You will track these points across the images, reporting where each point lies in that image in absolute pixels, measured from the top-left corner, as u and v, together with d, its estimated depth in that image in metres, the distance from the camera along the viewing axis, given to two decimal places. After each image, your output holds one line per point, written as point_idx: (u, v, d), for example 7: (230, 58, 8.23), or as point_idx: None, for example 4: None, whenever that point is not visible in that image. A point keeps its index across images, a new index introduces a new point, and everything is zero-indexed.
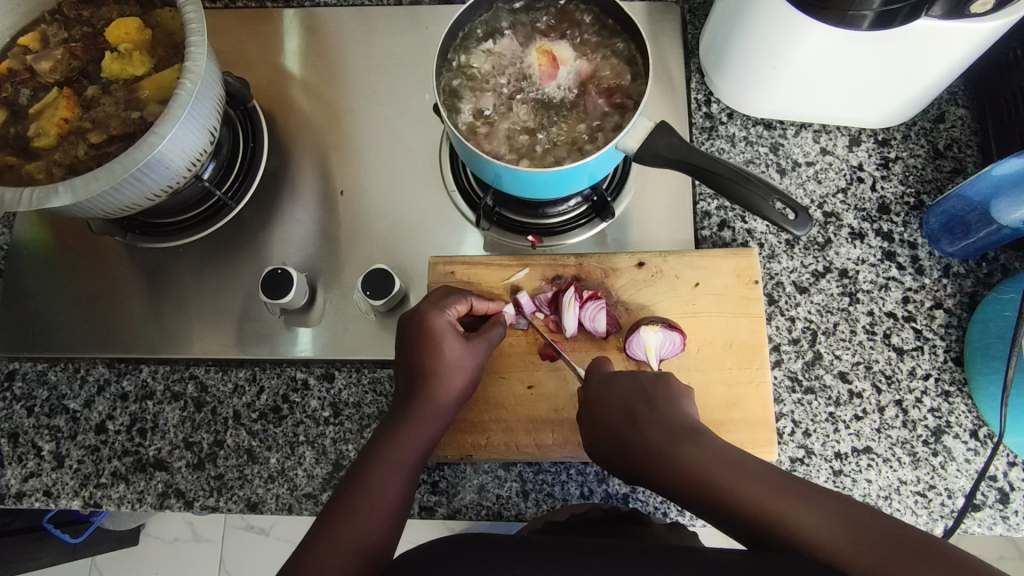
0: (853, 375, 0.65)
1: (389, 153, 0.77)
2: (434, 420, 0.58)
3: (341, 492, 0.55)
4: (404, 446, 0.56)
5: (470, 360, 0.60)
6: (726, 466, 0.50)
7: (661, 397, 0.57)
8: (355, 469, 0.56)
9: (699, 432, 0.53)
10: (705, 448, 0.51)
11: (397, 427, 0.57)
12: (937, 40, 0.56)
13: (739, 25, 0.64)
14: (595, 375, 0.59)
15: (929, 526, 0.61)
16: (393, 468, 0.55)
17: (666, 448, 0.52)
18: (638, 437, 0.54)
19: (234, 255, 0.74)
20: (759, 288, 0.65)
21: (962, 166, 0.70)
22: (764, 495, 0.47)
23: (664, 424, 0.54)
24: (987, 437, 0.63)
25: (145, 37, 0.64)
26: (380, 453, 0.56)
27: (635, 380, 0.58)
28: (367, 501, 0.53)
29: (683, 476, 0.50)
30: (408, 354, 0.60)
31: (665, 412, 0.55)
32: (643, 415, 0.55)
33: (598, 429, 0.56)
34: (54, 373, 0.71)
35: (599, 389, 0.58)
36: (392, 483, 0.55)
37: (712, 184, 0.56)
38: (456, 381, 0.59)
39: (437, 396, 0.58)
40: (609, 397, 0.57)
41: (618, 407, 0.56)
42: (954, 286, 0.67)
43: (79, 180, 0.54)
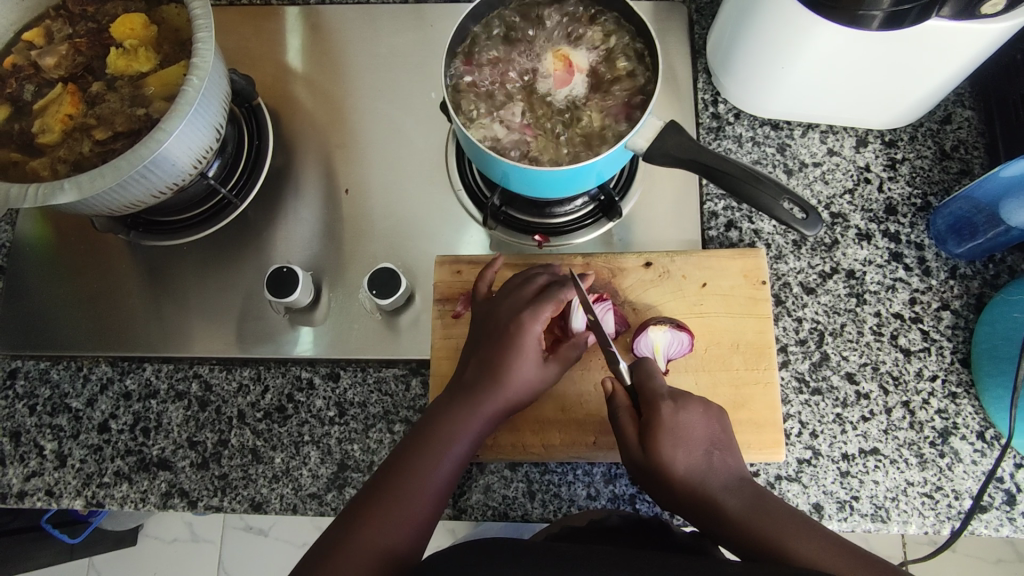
0: (860, 376, 0.65)
1: (395, 152, 0.76)
2: (492, 420, 0.58)
3: (387, 472, 0.55)
4: (455, 440, 0.56)
5: (542, 369, 0.59)
6: (792, 524, 0.50)
7: (727, 443, 0.57)
8: (404, 451, 0.56)
9: (760, 490, 0.54)
10: (768, 505, 0.52)
11: (452, 416, 0.57)
12: (946, 41, 0.56)
13: (747, 25, 0.64)
14: (666, 399, 0.56)
15: (936, 527, 0.61)
16: (440, 460, 0.55)
17: (732, 497, 0.53)
18: (709, 482, 0.54)
19: (239, 253, 0.73)
20: (767, 289, 0.65)
21: (968, 167, 0.70)
22: (828, 555, 0.48)
23: (728, 473, 0.55)
24: (995, 438, 0.63)
25: (151, 34, 0.64)
26: (431, 442, 0.56)
27: (705, 419, 0.57)
28: (411, 490, 0.54)
29: (745, 528, 0.51)
30: (487, 347, 0.59)
31: (732, 464, 0.56)
32: (715, 461, 0.55)
33: (668, 460, 0.54)
34: (57, 372, 0.70)
35: (675, 419, 0.55)
36: (437, 475, 0.55)
37: (721, 184, 0.56)
38: (525, 389, 0.58)
39: (504, 398, 0.57)
40: (686, 434, 0.55)
41: (696, 446, 0.55)
42: (961, 288, 0.67)
43: (85, 177, 0.54)
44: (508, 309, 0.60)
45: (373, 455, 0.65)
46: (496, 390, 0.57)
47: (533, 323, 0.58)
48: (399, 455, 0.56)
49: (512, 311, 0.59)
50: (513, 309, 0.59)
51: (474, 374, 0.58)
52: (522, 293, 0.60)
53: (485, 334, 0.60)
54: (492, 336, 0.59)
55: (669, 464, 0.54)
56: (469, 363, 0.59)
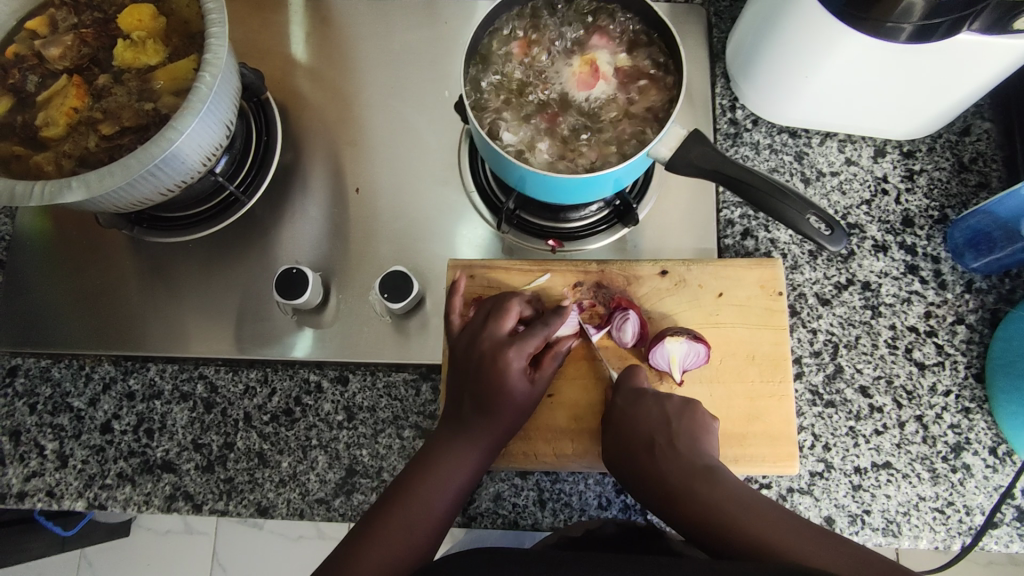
0: (873, 390, 0.65)
1: (406, 151, 0.75)
2: (486, 455, 0.58)
3: (380, 515, 0.56)
4: (450, 478, 0.57)
5: (531, 400, 0.59)
6: (742, 508, 0.52)
7: (685, 425, 0.57)
8: (397, 492, 0.57)
9: (714, 473, 0.54)
10: (723, 486, 0.53)
11: (444, 454, 0.58)
12: (975, 54, 0.55)
13: (771, 33, 0.63)
14: (621, 393, 0.60)
15: (947, 543, 0.61)
16: (436, 501, 0.56)
17: (681, 487, 0.54)
18: (659, 471, 0.56)
19: (245, 252, 0.72)
20: (784, 300, 0.64)
21: (986, 180, 0.69)
22: (784, 536, 0.50)
23: (683, 458, 0.56)
24: (1007, 454, 0.63)
25: (159, 25, 0.62)
26: (424, 483, 0.57)
27: (660, 408, 0.58)
28: (412, 524, 0.55)
29: (701, 513, 0.52)
30: (471, 384, 0.58)
31: (688, 445, 0.56)
32: (662, 448, 0.56)
33: (619, 450, 0.58)
34: (58, 370, 0.68)
35: (621, 411, 0.59)
36: (433, 515, 0.56)
37: (745, 196, 0.55)
38: (517, 421, 0.59)
39: (496, 434, 0.58)
40: (636, 421, 0.58)
41: (644, 432, 0.57)
42: (976, 302, 0.66)
43: (93, 175, 0.52)
44: (489, 344, 0.59)
45: (382, 461, 0.65)
46: (486, 427, 0.58)
47: (515, 358, 0.58)
48: (392, 496, 0.57)
49: (493, 345, 0.59)
50: (494, 344, 0.59)
51: (463, 411, 0.58)
52: (502, 325, 0.59)
53: (466, 369, 0.59)
54: (471, 369, 0.59)
55: (622, 456, 0.58)
56: (455, 400, 0.59)
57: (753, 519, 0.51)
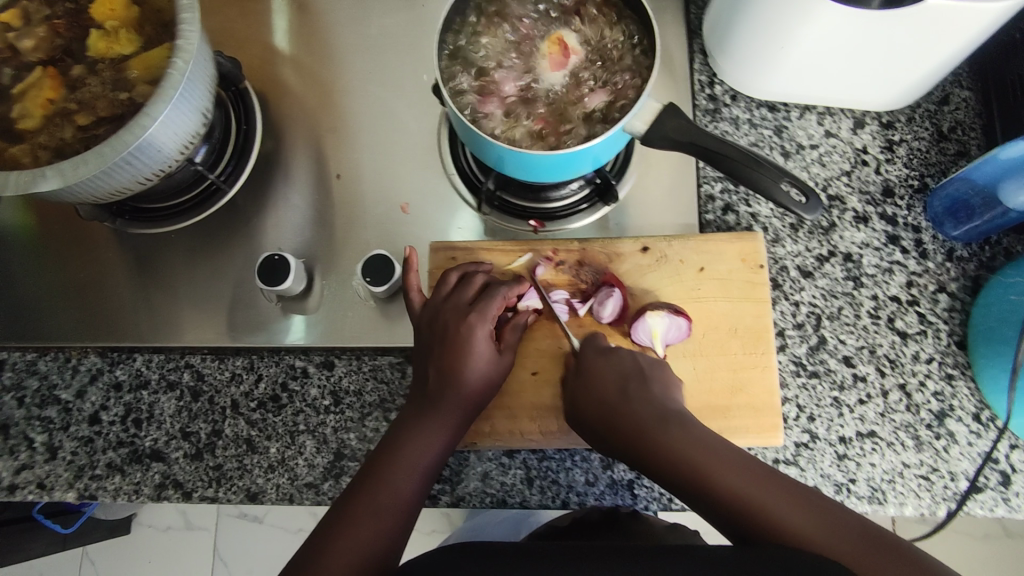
0: (857, 359, 0.65)
1: (387, 136, 0.75)
2: (457, 426, 0.58)
3: (354, 490, 0.55)
4: (421, 450, 0.56)
5: (496, 369, 0.60)
6: (708, 449, 0.52)
7: (654, 377, 0.59)
8: (369, 469, 0.56)
9: (685, 418, 0.55)
10: (691, 432, 0.53)
11: (414, 429, 0.57)
12: (947, 20, 0.55)
13: (744, 7, 0.62)
14: (592, 348, 0.61)
15: (932, 508, 0.62)
16: (409, 473, 0.55)
17: (653, 428, 0.54)
18: (628, 414, 0.56)
19: (229, 241, 0.72)
20: (765, 272, 0.65)
21: (966, 149, 0.69)
22: (749, 478, 0.49)
23: (649, 402, 0.56)
24: (990, 420, 0.63)
25: (132, 14, 0.62)
26: (396, 456, 0.56)
27: (632, 359, 0.60)
28: (382, 507, 0.53)
29: (663, 451, 0.52)
30: (436, 358, 0.59)
31: (655, 394, 0.57)
32: (634, 394, 0.57)
33: (586, 395, 0.59)
34: (44, 363, 0.69)
35: (591, 363, 0.60)
36: (407, 487, 0.55)
37: (721, 167, 0.55)
38: (484, 392, 0.59)
39: (464, 404, 0.58)
40: (604, 370, 0.59)
41: (612, 379, 0.58)
42: (958, 270, 0.67)
43: (67, 164, 0.52)
44: (447, 319, 0.60)
45: (369, 444, 0.65)
46: (454, 398, 0.58)
47: (480, 326, 0.59)
48: (366, 472, 0.56)
49: (456, 316, 0.60)
50: (457, 314, 0.60)
51: (431, 385, 0.59)
52: (465, 298, 0.61)
53: (432, 344, 0.60)
54: (439, 344, 0.60)
55: (588, 399, 0.58)
56: (422, 376, 0.60)
57: (719, 459, 0.51)
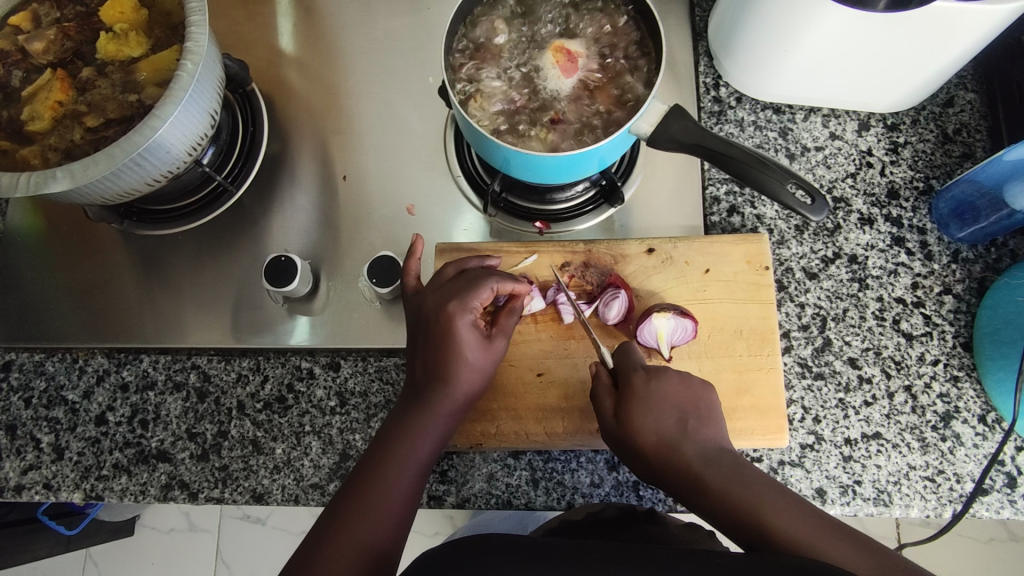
0: (862, 361, 0.65)
1: (393, 138, 0.75)
2: (448, 418, 0.58)
3: (350, 485, 0.54)
4: (414, 441, 0.56)
5: (484, 356, 0.59)
6: (769, 495, 0.50)
7: (707, 413, 0.57)
8: (362, 467, 0.55)
9: (740, 459, 0.54)
10: (745, 474, 0.52)
11: (403, 424, 0.57)
12: (953, 22, 0.55)
13: (750, 9, 0.63)
14: (640, 371, 0.58)
15: (938, 511, 0.62)
16: (404, 465, 0.55)
17: (707, 469, 0.52)
18: (684, 450, 0.54)
19: (235, 242, 0.72)
20: (770, 274, 0.65)
21: (971, 151, 0.69)
22: (806, 526, 0.48)
23: (706, 443, 0.54)
24: (996, 422, 0.63)
25: (141, 17, 0.62)
26: (386, 452, 0.56)
27: (685, 386, 0.58)
28: (373, 504, 0.53)
29: (724, 499, 0.51)
30: (423, 350, 0.59)
31: (710, 433, 0.55)
32: (691, 430, 0.55)
33: (638, 424, 0.55)
34: (51, 364, 0.69)
35: (645, 388, 0.57)
36: (403, 478, 0.55)
37: (727, 168, 0.56)
38: (476, 382, 0.58)
39: (455, 394, 0.57)
40: (659, 402, 0.56)
41: (668, 413, 0.56)
42: (963, 272, 0.67)
43: (77, 165, 0.53)
44: (432, 312, 0.59)
45: None
46: (441, 389, 0.57)
47: (463, 314, 0.58)
48: (360, 467, 0.56)
49: (441, 307, 0.59)
50: (440, 304, 0.59)
51: (421, 378, 0.58)
52: (451, 288, 0.60)
53: (422, 338, 0.59)
54: (423, 337, 0.59)
55: (640, 431, 0.55)
56: (414, 370, 0.59)
57: (782, 511, 0.50)
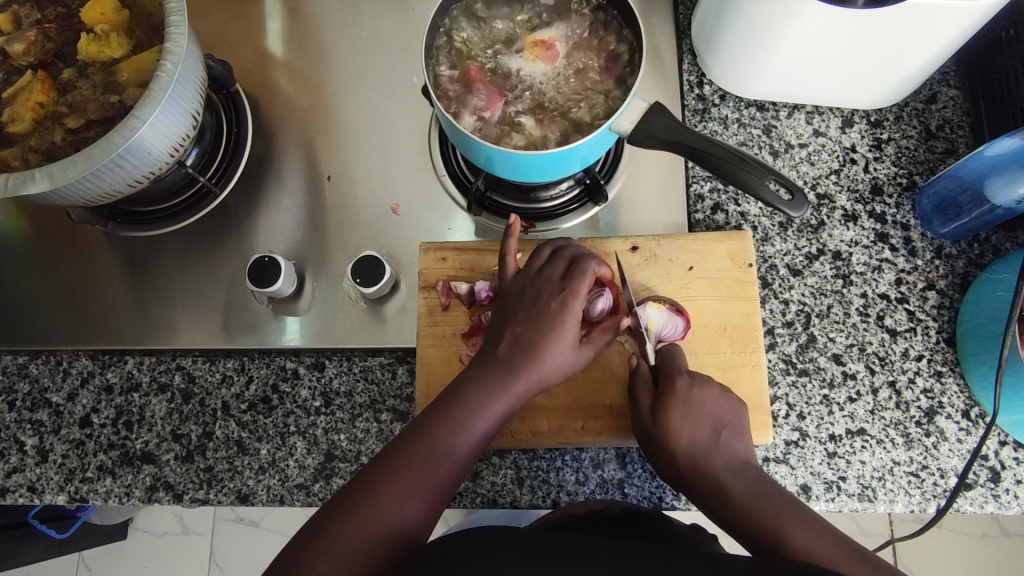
0: (846, 357, 0.65)
1: (378, 138, 0.75)
2: (520, 397, 0.55)
3: (407, 439, 0.52)
4: (479, 412, 0.53)
5: (570, 353, 0.57)
6: (787, 508, 0.51)
7: (739, 428, 0.57)
8: (424, 421, 0.53)
9: (766, 476, 0.54)
10: (768, 489, 0.53)
11: (476, 387, 0.54)
12: (931, 18, 0.55)
13: (730, 7, 0.63)
14: (685, 375, 0.58)
15: (922, 506, 0.62)
16: (464, 433, 0.52)
17: (732, 480, 0.54)
18: (712, 461, 0.55)
19: (219, 243, 0.72)
20: (754, 271, 0.65)
21: (954, 147, 0.70)
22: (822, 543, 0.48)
23: (736, 456, 0.55)
24: (979, 417, 0.63)
25: (122, 18, 0.62)
26: (452, 411, 0.53)
27: (725, 400, 0.58)
28: (430, 461, 0.51)
29: (744, 509, 0.52)
30: (520, 323, 0.57)
31: (739, 449, 0.56)
32: (723, 441, 0.56)
33: (675, 426, 0.56)
34: (35, 366, 0.69)
35: (688, 393, 0.57)
36: (461, 447, 0.52)
37: (707, 166, 0.56)
38: (555, 371, 0.56)
39: (532, 378, 0.55)
40: (698, 409, 0.56)
41: (704, 422, 0.56)
42: (946, 268, 0.67)
43: (56, 166, 0.53)
44: (548, 288, 0.58)
45: (360, 445, 0.65)
46: (525, 366, 0.55)
47: (574, 305, 0.57)
48: (422, 421, 0.53)
49: (548, 289, 0.58)
50: (545, 288, 0.58)
51: (504, 349, 0.56)
52: (557, 273, 0.59)
53: (518, 310, 0.58)
54: (524, 314, 0.58)
55: (674, 435, 0.55)
56: (499, 338, 0.57)
57: (801, 525, 0.50)
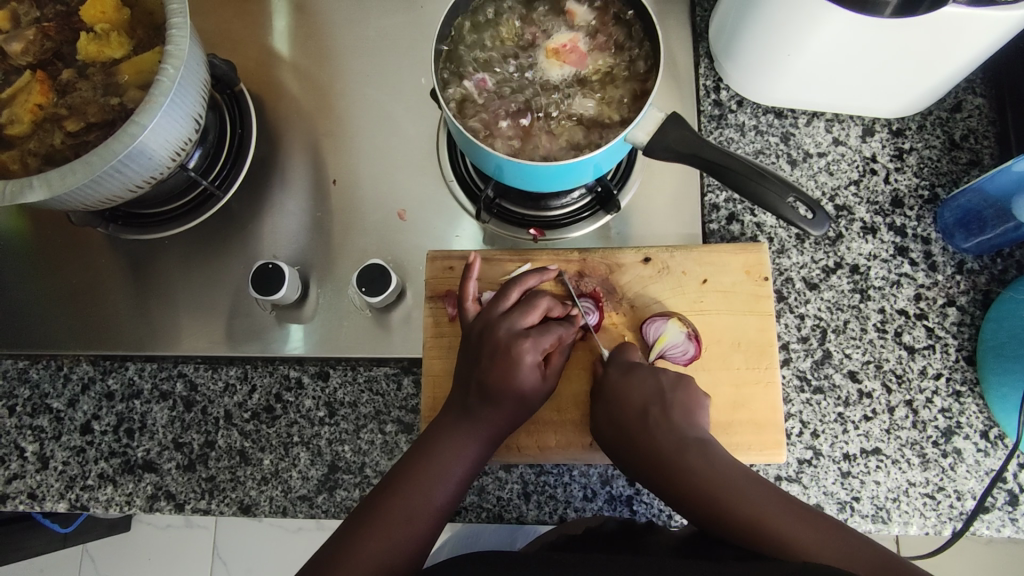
0: (863, 375, 0.64)
1: (384, 141, 0.73)
2: (491, 442, 0.56)
3: (385, 494, 0.54)
4: (454, 460, 0.55)
5: (539, 391, 0.57)
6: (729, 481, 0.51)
7: (675, 400, 0.57)
8: (401, 473, 0.54)
9: (708, 445, 0.54)
10: (708, 460, 0.52)
11: (446, 439, 0.55)
12: (962, 28, 0.53)
13: (751, 12, 0.61)
14: (614, 366, 0.59)
15: (938, 528, 0.61)
16: (439, 480, 0.54)
17: (672, 459, 0.53)
18: (649, 442, 0.55)
19: (223, 247, 0.71)
20: (770, 285, 0.63)
21: (978, 158, 0.68)
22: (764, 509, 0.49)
23: (671, 431, 0.55)
24: (999, 438, 0.61)
25: (123, 17, 0.60)
26: (427, 464, 0.54)
27: (654, 378, 0.58)
28: (412, 514, 0.52)
29: (685, 487, 0.52)
30: (482, 370, 0.56)
31: (677, 421, 0.55)
32: (655, 419, 0.55)
33: (604, 423, 0.58)
34: (36, 371, 0.68)
35: (615, 381, 0.59)
36: (438, 495, 0.54)
37: (725, 180, 0.54)
38: (524, 411, 0.57)
39: (503, 422, 0.56)
40: (624, 396, 0.57)
41: (634, 406, 0.57)
42: (967, 283, 0.65)
43: (54, 173, 0.51)
44: (509, 331, 0.57)
45: (364, 457, 0.64)
46: (492, 413, 0.56)
47: (532, 352, 0.56)
48: (397, 474, 0.55)
49: (508, 334, 0.57)
50: (506, 332, 0.57)
51: (471, 397, 0.56)
52: (517, 316, 0.58)
53: (479, 357, 0.57)
54: (486, 360, 0.56)
55: (609, 428, 0.57)
56: (464, 386, 0.57)
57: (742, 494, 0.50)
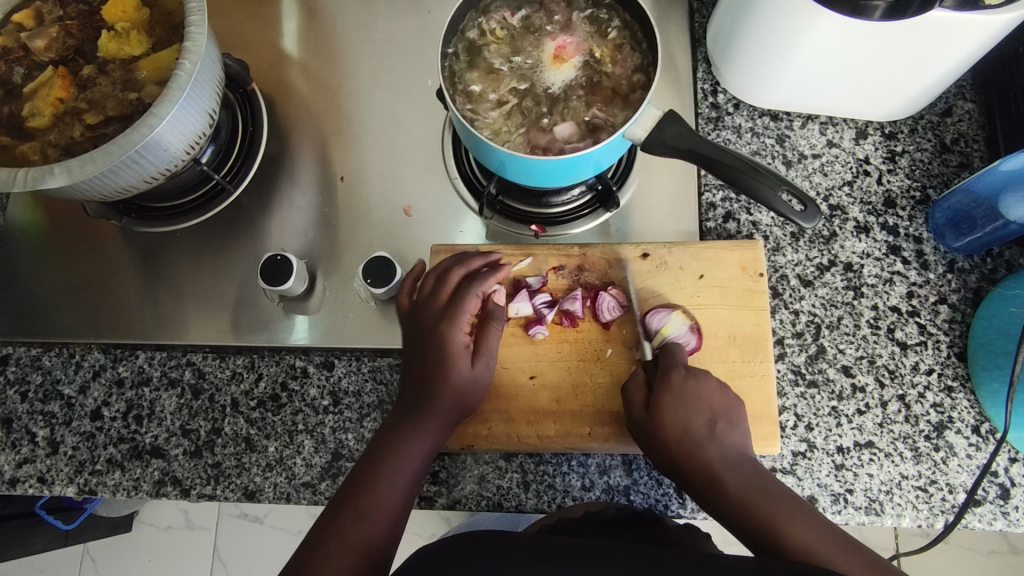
0: (856, 369, 0.65)
1: (391, 140, 0.75)
2: (440, 427, 0.58)
3: (349, 487, 0.56)
4: (406, 448, 0.57)
5: (471, 370, 0.59)
6: (788, 506, 0.52)
7: (737, 418, 0.58)
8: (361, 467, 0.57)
9: (761, 468, 0.56)
10: (761, 479, 0.54)
11: (399, 432, 0.58)
12: (948, 33, 0.55)
13: (746, 17, 0.63)
14: (680, 368, 0.59)
15: (930, 521, 0.62)
16: (396, 469, 0.56)
17: (727, 471, 0.54)
18: (707, 451, 0.55)
19: (233, 240, 0.73)
20: (765, 281, 0.65)
21: (968, 161, 0.69)
22: (812, 535, 0.51)
23: (730, 447, 0.56)
24: (990, 433, 0.63)
25: (142, 16, 0.63)
26: (379, 455, 0.57)
27: (721, 392, 0.58)
28: (374, 502, 0.54)
29: (739, 500, 0.53)
30: (418, 364, 0.60)
31: (737, 439, 0.57)
32: (719, 432, 0.56)
33: (666, 417, 0.56)
34: (48, 358, 0.70)
35: (683, 385, 0.58)
36: (398, 484, 0.56)
37: (720, 175, 0.56)
38: (462, 391, 0.59)
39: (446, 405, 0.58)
40: (693, 401, 0.57)
41: (700, 412, 0.57)
42: (958, 282, 0.66)
43: (74, 161, 0.53)
44: (434, 322, 0.60)
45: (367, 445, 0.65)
46: (432, 401, 0.58)
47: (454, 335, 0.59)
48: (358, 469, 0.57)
49: (432, 325, 0.60)
50: (431, 324, 0.60)
51: (412, 390, 0.59)
52: (439, 305, 0.61)
53: (417, 352, 0.60)
54: (417, 354, 0.60)
55: (669, 424, 0.56)
56: (408, 380, 0.60)
57: (792, 519, 0.52)
